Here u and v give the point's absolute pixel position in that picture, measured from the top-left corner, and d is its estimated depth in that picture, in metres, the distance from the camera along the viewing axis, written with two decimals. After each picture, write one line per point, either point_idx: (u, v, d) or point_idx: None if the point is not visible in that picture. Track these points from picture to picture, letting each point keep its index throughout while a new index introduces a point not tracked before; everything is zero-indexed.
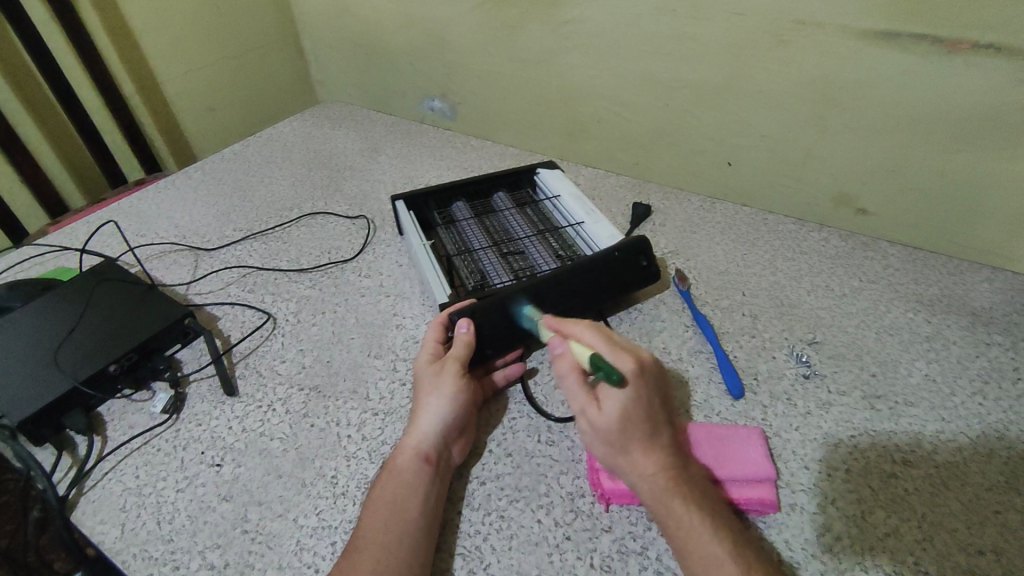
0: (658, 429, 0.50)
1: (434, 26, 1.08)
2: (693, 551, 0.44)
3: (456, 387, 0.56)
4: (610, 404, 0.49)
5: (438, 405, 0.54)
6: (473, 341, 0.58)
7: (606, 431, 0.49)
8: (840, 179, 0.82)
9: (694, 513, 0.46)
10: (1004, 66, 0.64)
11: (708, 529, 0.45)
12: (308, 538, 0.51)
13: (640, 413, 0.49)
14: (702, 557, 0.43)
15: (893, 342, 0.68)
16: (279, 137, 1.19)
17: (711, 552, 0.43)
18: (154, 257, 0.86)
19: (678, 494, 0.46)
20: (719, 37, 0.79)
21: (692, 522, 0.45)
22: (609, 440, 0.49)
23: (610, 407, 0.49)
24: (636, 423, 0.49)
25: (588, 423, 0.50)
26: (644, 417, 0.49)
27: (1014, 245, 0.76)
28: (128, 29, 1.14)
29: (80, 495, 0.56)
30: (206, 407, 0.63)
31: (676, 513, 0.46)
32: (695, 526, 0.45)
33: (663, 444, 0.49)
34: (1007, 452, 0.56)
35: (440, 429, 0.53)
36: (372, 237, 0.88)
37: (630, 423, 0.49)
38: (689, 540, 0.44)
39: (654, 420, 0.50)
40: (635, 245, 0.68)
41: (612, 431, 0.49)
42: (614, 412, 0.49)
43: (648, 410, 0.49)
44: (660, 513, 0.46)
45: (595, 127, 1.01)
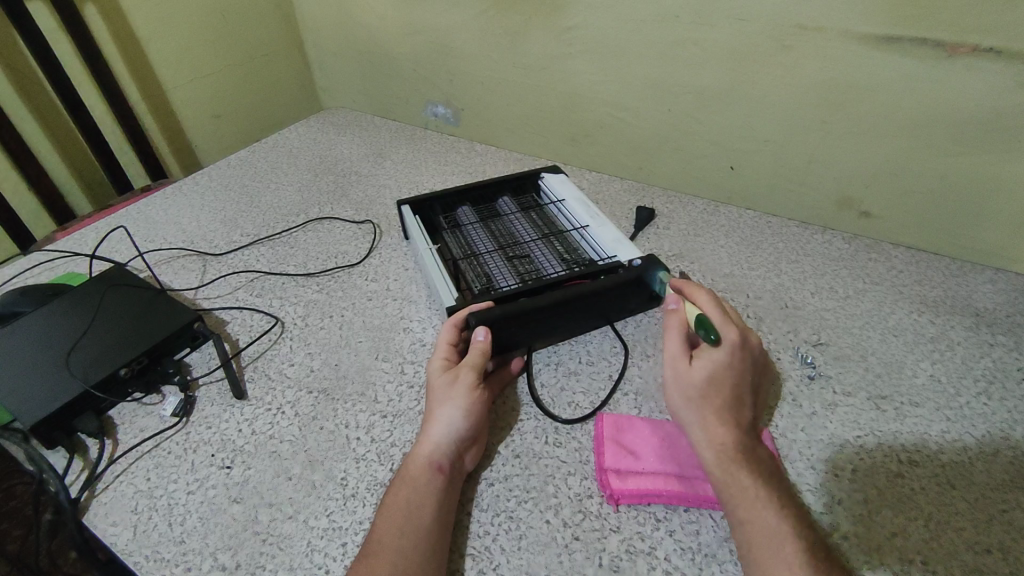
0: (738, 401, 0.53)
1: (438, 34, 1.09)
2: (752, 517, 0.46)
3: (471, 397, 0.55)
4: (702, 361, 0.53)
5: (452, 414, 0.54)
6: (487, 350, 0.58)
7: (692, 385, 0.53)
8: (843, 182, 0.82)
9: (754, 484, 0.48)
10: (1005, 70, 0.64)
11: (770, 504, 0.46)
12: (318, 539, 0.52)
13: (727, 378, 0.53)
14: (756, 523, 0.45)
15: (897, 344, 0.68)
16: (285, 143, 1.20)
17: (767, 522, 0.45)
18: (162, 262, 0.87)
19: (744, 467, 0.49)
20: (721, 42, 0.80)
21: (752, 491, 0.47)
22: (688, 397, 0.53)
23: (700, 366, 0.53)
24: (721, 384, 0.53)
25: (674, 377, 0.54)
26: (729, 382, 0.53)
27: (1016, 246, 0.76)
28: (136, 38, 1.15)
29: (91, 498, 0.56)
30: (215, 410, 0.64)
31: (738, 478, 0.48)
32: (755, 496, 0.47)
33: (741, 415, 0.52)
34: (1013, 452, 0.56)
35: (454, 438, 0.53)
36: (378, 242, 0.88)
37: (715, 384, 0.53)
38: (747, 507, 0.46)
39: (739, 391, 0.53)
40: (652, 268, 0.67)
41: (695, 387, 0.53)
42: (703, 371, 0.53)
43: (732, 378, 0.53)
44: (722, 478, 0.49)
45: (598, 132, 1.02)
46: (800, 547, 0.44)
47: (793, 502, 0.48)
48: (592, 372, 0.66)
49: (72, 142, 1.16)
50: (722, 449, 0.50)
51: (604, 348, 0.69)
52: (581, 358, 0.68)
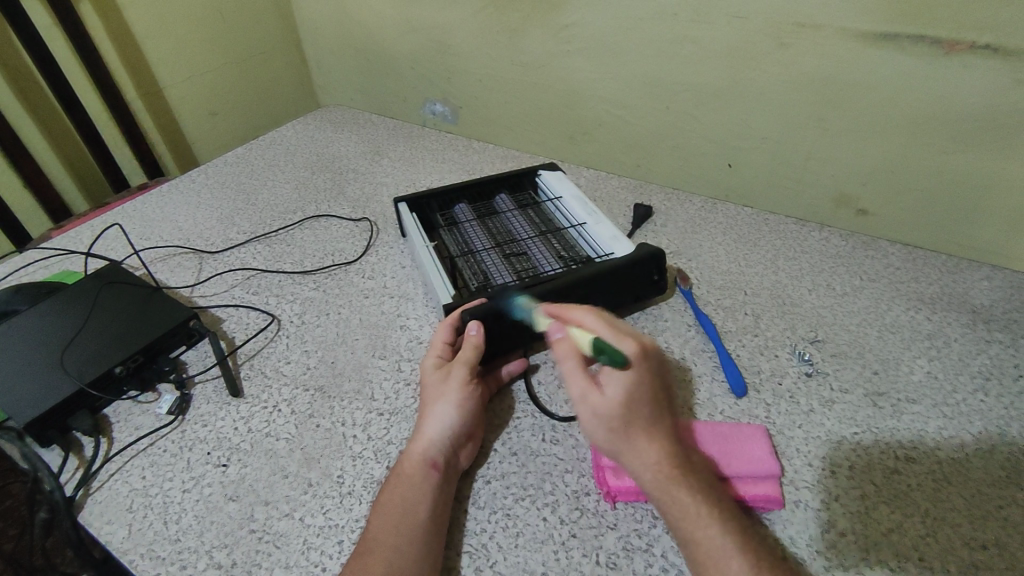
0: (658, 413, 0.49)
1: (436, 31, 1.09)
2: (700, 539, 0.44)
3: (463, 393, 0.56)
4: (611, 387, 0.48)
5: (448, 409, 0.54)
6: (480, 344, 0.58)
7: (613, 416, 0.48)
8: (842, 180, 0.82)
9: (695, 504, 0.46)
10: (1002, 68, 0.64)
11: (712, 520, 0.45)
12: (314, 537, 0.51)
13: (642, 398, 0.48)
14: (706, 546, 0.44)
15: (895, 340, 0.68)
16: (281, 141, 1.19)
17: (715, 541, 0.44)
18: (158, 260, 0.86)
19: (682, 484, 0.47)
20: (719, 40, 0.80)
21: (696, 509, 0.45)
22: (612, 426, 0.48)
23: (613, 393, 0.48)
24: (642, 405, 0.48)
25: (589, 410, 0.48)
26: (646, 401, 0.48)
27: (1013, 243, 0.76)
28: (131, 37, 1.15)
29: (86, 496, 0.56)
30: (211, 408, 0.64)
31: (681, 500, 0.46)
32: (698, 515, 0.45)
33: (664, 429, 0.49)
34: (1009, 448, 0.56)
35: (450, 434, 0.53)
36: (375, 239, 0.88)
37: (632, 407, 0.48)
38: (693, 527, 0.45)
39: (657, 403, 0.49)
40: (652, 257, 0.68)
41: (616, 419, 0.48)
42: (618, 397, 0.48)
43: (651, 391, 0.49)
44: (665, 501, 0.46)
45: (596, 130, 1.01)
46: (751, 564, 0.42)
47: (732, 509, 0.46)
48: None
49: (68, 140, 1.16)
50: (658, 475, 0.47)
51: None
52: None
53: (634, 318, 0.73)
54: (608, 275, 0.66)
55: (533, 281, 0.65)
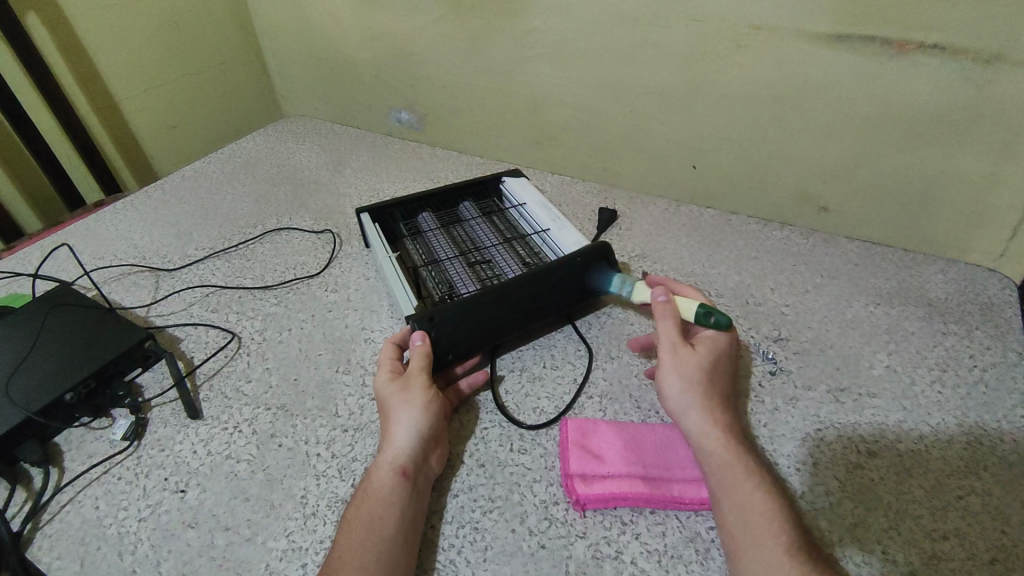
0: (728, 392, 0.55)
1: (399, 39, 1.08)
2: (749, 493, 0.47)
3: (423, 398, 0.55)
4: (702, 349, 0.56)
5: (410, 416, 0.54)
6: (430, 350, 0.58)
7: (694, 371, 0.54)
8: (801, 178, 0.83)
9: (750, 466, 0.49)
10: (949, 66, 0.66)
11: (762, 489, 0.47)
12: (277, 561, 0.50)
13: (719, 369, 0.56)
14: (753, 502, 0.46)
15: (855, 336, 0.69)
16: (242, 153, 1.17)
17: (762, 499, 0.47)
18: (112, 280, 0.83)
19: (739, 452, 0.50)
20: (679, 44, 0.81)
21: (748, 469, 0.49)
22: (692, 379, 0.54)
23: (703, 354, 0.55)
24: (716, 375, 0.55)
25: (676, 359, 0.55)
26: (722, 374, 0.56)
27: (965, 237, 0.78)
28: (84, 49, 1.11)
29: (36, 530, 0.54)
30: (169, 432, 0.62)
31: (740, 459, 0.49)
32: (749, 478, 0.48)
33: (730, 404, 0.55)
34: (966, 438, 0.58)
35: (416, 442, 0.52)
36: (338, 251, 0.87)
37: (712, 371, 0.55)
38: (743, 482, 0.48)
39: (727, 381, 0.56)
40: (597, 250, 0.68)
41: (698, 373, 0.54)
42: (706, 359, 0.55)
43: (726, 367, 0.57)
44: (720, 458, 0.49)
45: (561, 135, 1.02)
46: (790, 526, 0.45)
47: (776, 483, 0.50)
48: (556, 376, 0.66)
49: (16, 157, 1.12)
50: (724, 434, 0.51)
51: (568, 352, 0.69)
52: (546, 362, 0.68)
53: (600, 323, 0.73)
54: (559, 273, 0.66)
55: (485, 287, 0.65)
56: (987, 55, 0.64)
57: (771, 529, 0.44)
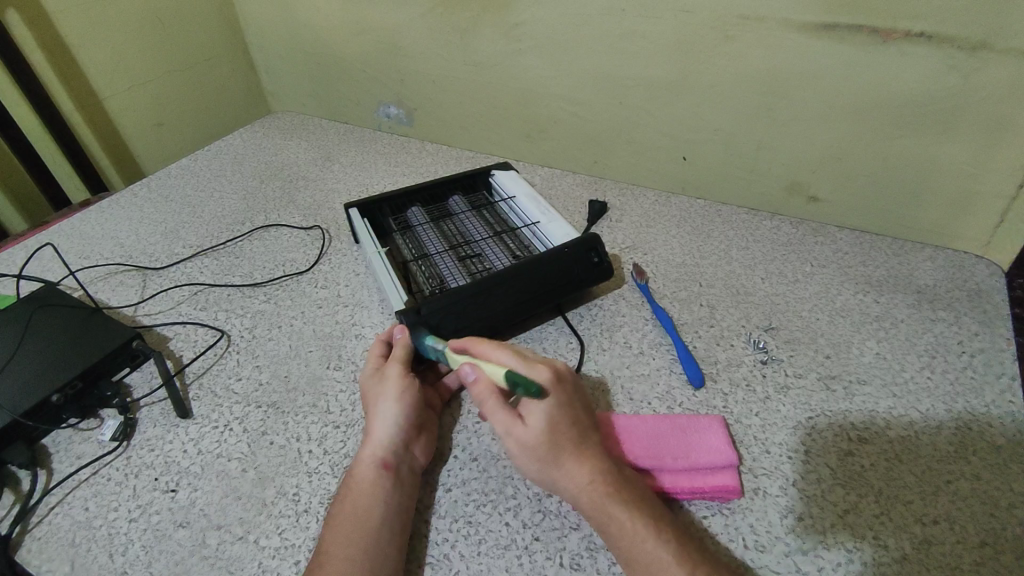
0: (587, 439, 0.50)
1: (386, 33, 1.07)
2: (640, 555, 0.44)
3: (403, 390, 0.55)
4: (529, 418, 0.49)
5: (389, 409, 0.53)
6: (409, 342, 0.59)
7: (536, 446, 0.48)
8: (791, 168, 0.84)
9: (630, 512, 0.46)
10: (936, 53, 0.66)
11: (650, 533, 0.44)
12: (270, 558, 0.50)
13: (563, 424, 0.49)
14: (647, 565, 0.43)
15: (845, 324, 0.70)
16: (229, 150, 1.16)
17: (654, 556, 0.43)
18: (98, 280, 0.82)
19: (616, 498, 0.46)
20: (667, 35, 0.80)
21: (633, 527, 0.45)
22: (539, 456, 0.48)
23: (534, 422, 0.49)
24: (561, 431, 0.49)
25: (515, 443, 0.49)
26: (567, 429, 0.49)
27: (953, 224, 0.79)
28: (65, 47, 1.09)
29: (24, 533, 0.53)
30: (158, 431, 0.61)
31: (619, 514, 0.45)
32: (634, 528, 0.45)
33: (596, 451, 0.49)
34: (955, 423, 0.58)
35: (397, 434, 0.52)
36: (327, 247, 0.86)
37: (556, 435, 0.49)
38: (630, 547, 0.44)
39: (581, 428, 0.50)
40: (585, 242, 0.69)
41: (540, 447, 0.48)
42: (539, 426, 0.48)
43: (569, 418, 0.50)
44: (601, 518, 0.46)
45: (551, 127, 1.01)
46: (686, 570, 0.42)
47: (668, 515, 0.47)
48: None
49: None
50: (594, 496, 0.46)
51: (560, 344, 0.68)
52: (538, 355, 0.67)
53: (592, 315, 0.72)
54: (548, 265, 0.66)
55: (475, 280, 0.65)
56: (972, 43, 0.64)
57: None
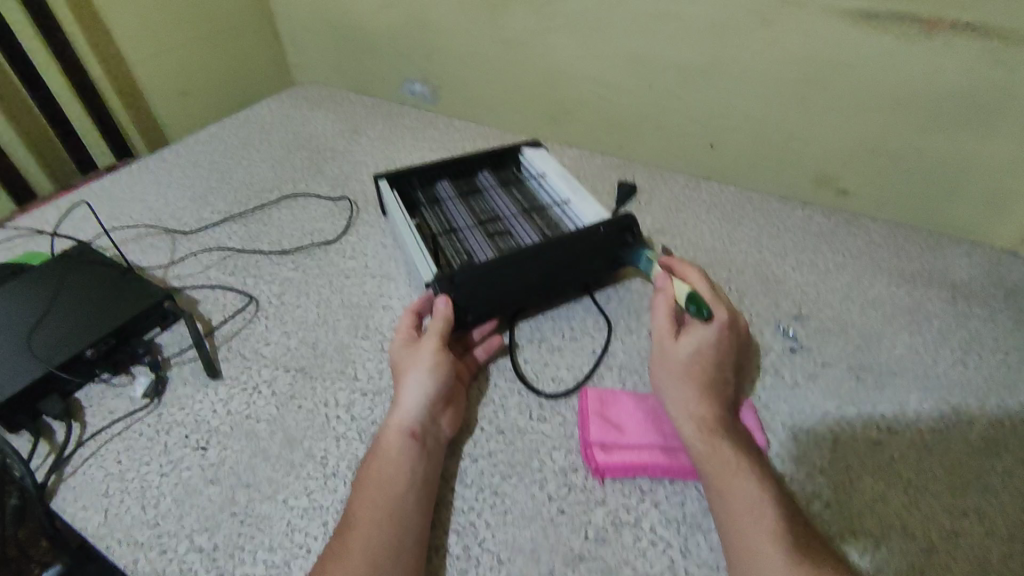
0: (722, 380, 0.54)
1: (415, 7, 1.06)
2: (731, 487, 0.47)
3: (434, 363, 0.55)
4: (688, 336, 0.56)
5: (419, 380, 0.54)
6: (451, 316, 0.58)
7: (677, 360, 0.55)
8: (825, 159, 0.82)
9: (735, 453, 0.49)
10: (982, 45, 0.65)
11: (750, 477, 0.47)
12: (299, 518, 0.50)
13: (712, 356, 0.55)
14: (736, 499, 0.46)
15: (876, 316, 0.69)
16: (256, 119, 1.16)
17: (749, 493, 0.46)
18: (129, 241, 0.83)
19: (724, 439, 0.50)
20: (703, 18, 0.79)
21: (736, 463, 0.48)
22: (678, 373, 0.54)
23: (689, 342, 0.55)
24: (708, 364, 0.54)
25: (661, 352, 0.56)
26: (713, 361, 0.55)
27: (993, 220, 0.77)
28: (93, 9, 1.10)
29: (59, 482, 0.54)
30: (189, 390, 0.62)
31: (722, 449, 0.49)
32: (735, 467, 0.48)
33: (723, 392, 0.54)
34: (987, 420, 0.57)
35: (425, 404, 0.53)
36: (355, 218, 0.86)
37: (700, 361, 0.54)
38: (726, 479, 0.47)
39: (725, 368, 0.55)
40: (621, 222, 0.67)
41: (682, 363, 0.54)
42: (691, 348, 0.55)
43: (720, 357, 0.55)
44: (702, 447, 0.50)
45: (579, 109, 1.00)
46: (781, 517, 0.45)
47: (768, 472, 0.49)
48: (575, 347, 0.65)
49: (29, 116, 1.11)
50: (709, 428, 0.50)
51: (587, 323, 0.68)
52: (565, 333, 0.67)
53: (620, 295, 0.72)
54: (580, 243, 0.65)
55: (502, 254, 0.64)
56: (1022, 35, 0.63)
57: (745, 523, 0.44)
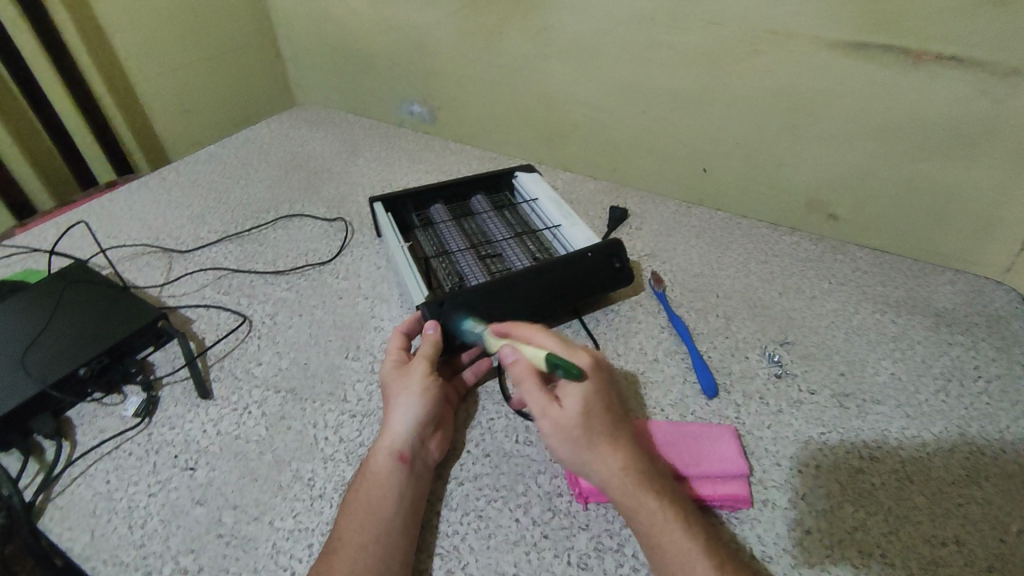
0: (620, 427, 0.51)
1: (414, 31, 1.09)
2: (668, 543, 0.45)
3: (425, 386, 0.55)
4: (565, 400, 0.51)
5: (410, 403, 0.54)
6: (440, 340, 0.59)
7: (569, 427, 0.49)
8: (813, 186, 0.84)
9: (658, 503, 0.47)
10: (966, 77, 0.67)
11: (679, 525, 0.46)
12: (284, 540, 0.51)
13: (598, 408, 0.51)
14: (674, 566, 0.44)
15: (861, 342, 0.70)
16: (256, 139, 1.18)
17: (683, 546, 0.44)
18: (126, 259, 0.84)
19: (646, 490, 0.47)
20: (694, 46, 0.81)
21: (662, 516, 0.46)
22: (573, 438, 0.49)
23: (573, 405, 0.50)
24: (601, 417, 0.51)
25: (550, 423, 0.50)
26: (603, 412, 0.51)
27: (978, 249, 0.78)
28: (99, 29, 1.12)
29: (47, 501, 0.54)
30: (179, 410, 0.62)
31: (645, 501, 0.47)
32: (663, 519, 0.46)
33: (624, 446, 0.50)
34: (968, 448, 0.58)
35: (415, 428, 0.53)
36: (350, 239, 0.88)
37: (592, 418, 0.50)
38: (659, 536, 0.45)
39: (612, 414, 0.52)
40: (608, 246, 0.69)
41: (576, 426, 0.49)
42: (577, 407, 0.50)
43: (605, 406, 0.52)
44: (629, 508, 0.47)
45: (573, 133, 1.02)
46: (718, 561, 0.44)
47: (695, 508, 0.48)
48: None
49: (33, 133, 1.13)
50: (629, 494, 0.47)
51: None
52: None
53: (608, 319, 0.73)
54: (570, 267, 0.67)
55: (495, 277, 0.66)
56: (1004, 69, 0.64)
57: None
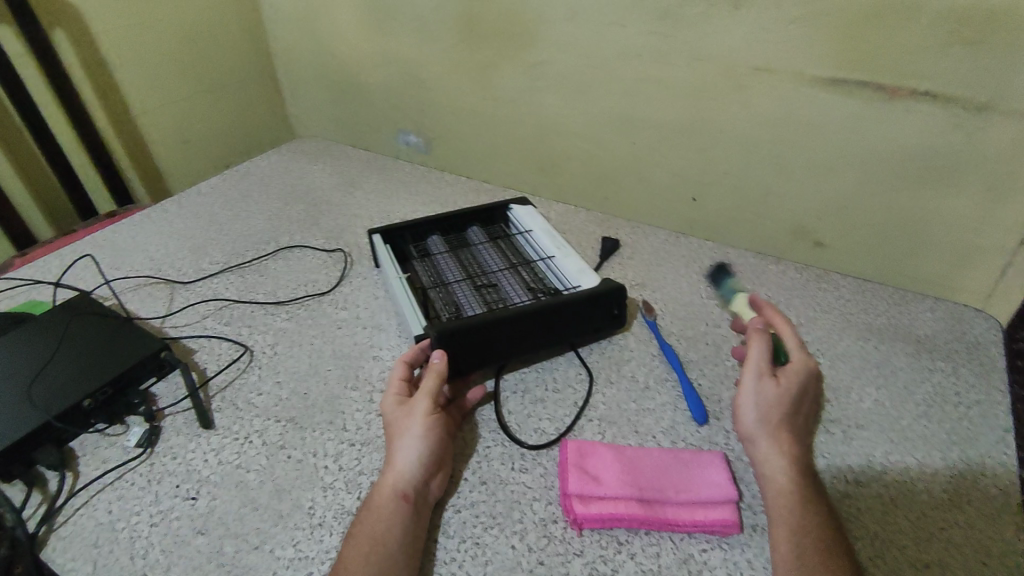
0: (796, 421, 0.59)
1: (412, 66, 1.13)
2: (801, 519, 0.51)
3: (426, 425, 0.57)
4: (788, 377, 0.60)
5: (412, 441, 0.56)
6: (442, 372, 0.61)
7: (768, 395, 0.59)
8: (798, 215, 0.87)
9: (812, 495, 0.53)
10: (940, 112, 0.70)
11: (819, 518, 0.51)
12: (284, 569, 0.52)
13: (794, 398, 0.60)
14: (806, 532, 0.50)
15: (845, 369, 0.72)
16: (256, 171, 1.20)
17: (815, 528, 0.50)
18: (129, 290, 0.86)
19: (803, 480, 0.54)
20: (681, 81, 0.85)
21: (808, 501, 0.52)
22: (765, 403, 0.58)
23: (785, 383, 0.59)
24: (793, 402, 0.59)
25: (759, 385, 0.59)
26: (795, 401, 0.59)
27: (956, 277, 0.81)
28: (104, 65, 1.15)
29: (50, 532, 0.55)
30: (181, 440, 0.64)
31: (801, 487, 0.53)
32: (808, 503, 0.52)
33: (797, 431, 0.59)
34: (949, 472, 0.60)
35: (419, 465, 0.54)
36: (349, 270, 0.90)
37: (787, 398, 0.59)
38: (799, 511, 0.51)
39: (799, 410, 0.60)
40: (611, 290, 0.71)
41: (776, 399, 0.58)
42: (786, 387, 0.59)
43: (802, 400, 0.60)
44: (784, 483, 0.54)
45: (566, 164, 1.05)
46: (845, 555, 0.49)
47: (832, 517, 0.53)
48: (558, 399, 0.68)
49: (36, 165, 1.15)
50: (788, 461, 0.55)
51: (569, 375, 0.71)
52: (548, 385, 0.70)
53: (601, 348, 0.75)
54: (570, 307, 0.69)
55: (493, 309, 0.68)
56: (976, 104, 0.68)
57: (787, 536, 0.50)
